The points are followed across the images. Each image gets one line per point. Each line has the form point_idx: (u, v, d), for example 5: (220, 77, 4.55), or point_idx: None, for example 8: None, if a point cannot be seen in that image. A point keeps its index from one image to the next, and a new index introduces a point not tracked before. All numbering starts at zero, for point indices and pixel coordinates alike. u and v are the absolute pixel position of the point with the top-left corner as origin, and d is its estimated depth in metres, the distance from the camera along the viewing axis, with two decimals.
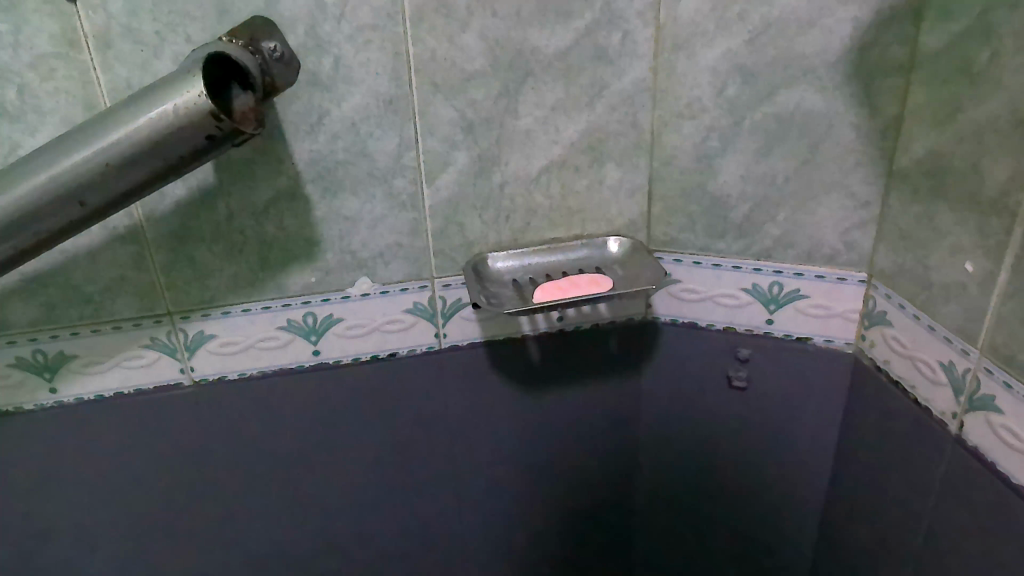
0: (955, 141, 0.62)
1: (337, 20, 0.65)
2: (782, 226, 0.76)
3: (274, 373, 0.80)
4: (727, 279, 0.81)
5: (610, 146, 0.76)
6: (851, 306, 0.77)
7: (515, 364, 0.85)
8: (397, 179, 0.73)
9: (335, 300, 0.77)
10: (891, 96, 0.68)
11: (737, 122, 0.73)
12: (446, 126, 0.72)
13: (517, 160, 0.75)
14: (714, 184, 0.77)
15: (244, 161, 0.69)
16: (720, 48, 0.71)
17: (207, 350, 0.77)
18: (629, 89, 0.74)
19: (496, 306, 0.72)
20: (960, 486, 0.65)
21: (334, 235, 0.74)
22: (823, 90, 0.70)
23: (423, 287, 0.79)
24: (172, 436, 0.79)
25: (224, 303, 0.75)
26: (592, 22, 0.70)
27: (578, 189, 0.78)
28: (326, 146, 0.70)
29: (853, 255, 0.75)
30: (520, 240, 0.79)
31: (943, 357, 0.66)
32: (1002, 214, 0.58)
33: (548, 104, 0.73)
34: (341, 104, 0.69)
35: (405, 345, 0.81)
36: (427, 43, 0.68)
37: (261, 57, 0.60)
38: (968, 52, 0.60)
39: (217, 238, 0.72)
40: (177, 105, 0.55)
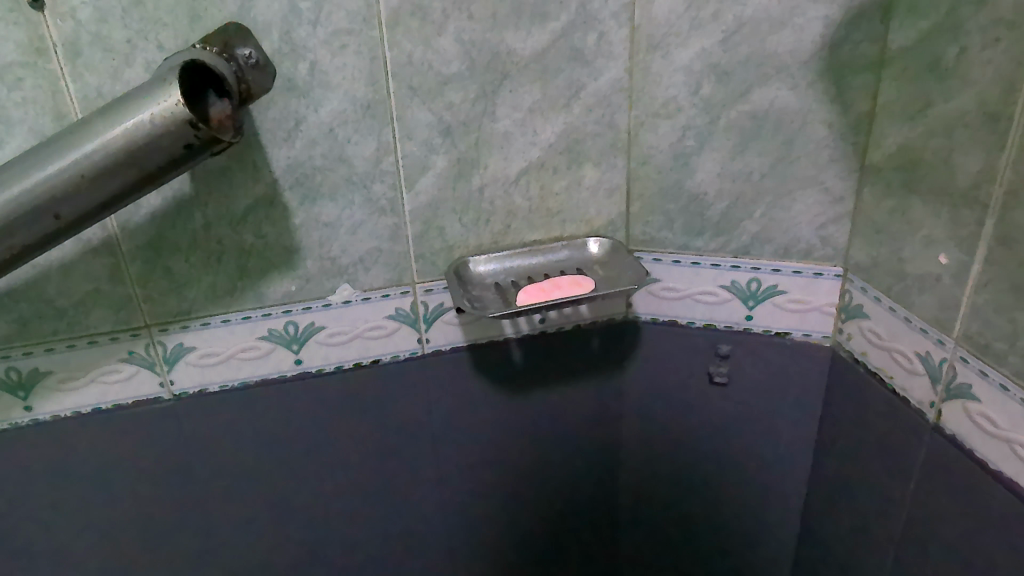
0: (926, 135, 0.63)
1: (312, 25, 0.65)
2: (759, 222, 0.77)
3: (255, 384, 0.79)
4: (706, 276, 0.81)
5: (588, 146, 0.77)
6: (827, 300, 0.78)
7: (498, 367, 0.85)
8: (377, 185, 0.73)
9: (316, 308, 0.77)
10: (862, 92, 0.69)
11: (712, 121, 0.74)
12: (424, 130, 0.72)
13: (496, 162, 0.75)
14: (691, 182, 0.78)
15: (220, 169, 0.68)
16: (694, 48, 0.71)
17: (186, 363, 0.76)
18: (605, 90, 0.74)
19: (479, 309, 0.72)
20: (940, 473, 0.66)
21: (313, 241, 0.74)
22: (795, 88, 0.71)
23: (404, 292, 0.78)
24: (152, 451, 0.78)
25: (203, 313, 0.74)
26: (567, 23, 0.71)
27: (557, 190, 0.78)
28: (303, 153, 0.69)
29: (828, 250, 0.76)
30: (500, 242, 0.79)
31: (918, 347, 0.67)
32: (973, 206, 0.60)
33: (525, 106, 0.73)
34: (318, 110, 0.68)
35: (387, 351, 0.81)
36: (404, 47, 0.68)
37: (236, 63, 0.61)
38: (937, 49, 0.61)
39: (194, 247, 0.71)
40: (154, 114, 0.54)
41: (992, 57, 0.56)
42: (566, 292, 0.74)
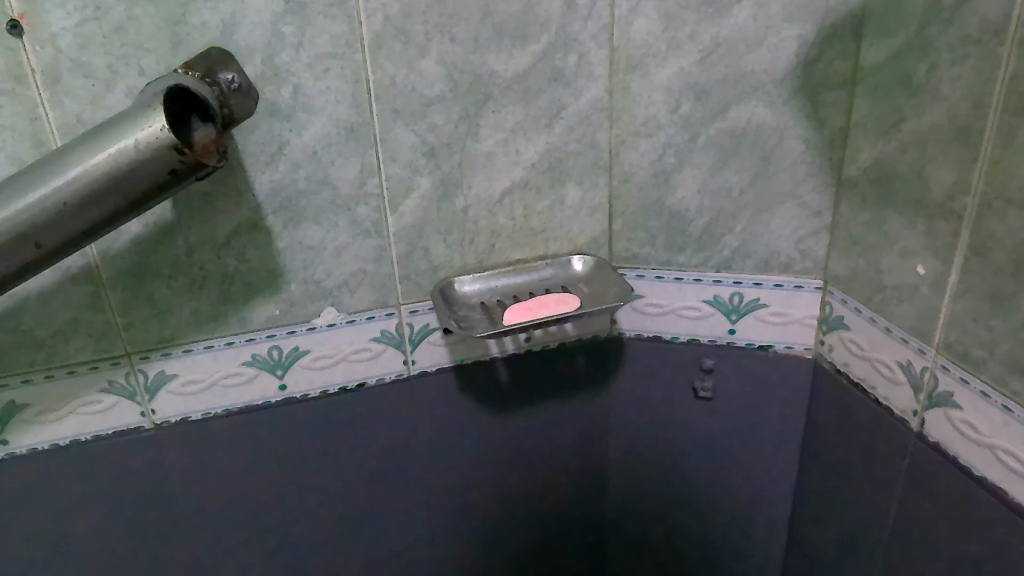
0: (899, 149, 0.65)
1: (295, 49, 0.66)
2: (740, 237, 0.78)
3: (239, 410, 0.78)
4: (688, 291, 0.82)
5: (570, 165, 0.77)
6: (808, 312, 0.79)
7: (484, 387, 0.85)
8: (361, 207, 0.73)
9: (300, 332, 0.76)
10: (836, 109, 0.71)
11: (691, 138, 0.75)
12: (408, 151, 0.72)
13: (479, 183, 0.75)
14: (672, 199, 0.78)
15: (203, 194, 0.68)
16: (672, 68, 0.73)
17: (167, 391, 0.75)
18: (586, 110, 0.75)
19: (466, 330, 0.71)
20: (925, 480, 0.68)
21: (297, 264, 0.73)
22: (771, 105, 0.72)
23: (390, 313, 0.78)
24: (134, 483, 0.77)
25: (185, 340, 0.73)
26: (547, 45, 0.72)
27: (540, 209, 0.78)
28: (286, 176, 0.70)
29: (808, 263, 0.77)
30: (484, 262, 0.79)
31: (900, 357, 0.68)
32: (948, 217, 0.61)
33: (507, 126, 0.74)
34: (301, 133, 0.69)
35: (373, 374, 0.80)
36: (387, 70, 0.69)
37: (218, 88, 0.61)
38: (907, 66, 0.63)
39: (177, 272, 0.70)
40: (138, 139, 0.54)
41: (960, 72, 0.58)
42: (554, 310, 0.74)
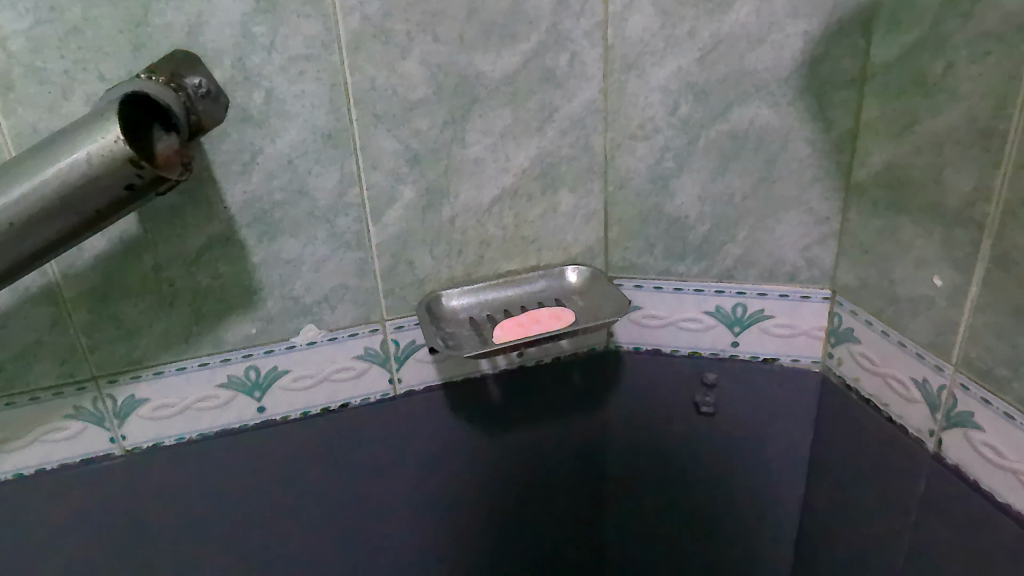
0: (913, 153, 0.61)
1: (266, 51, 0.61)
2: (743, 245, 0.74)
3: (215, 434, 0.73)
4: (689, 303, 0.78)
5: (563, 170, 0.72)
6: (815, 323, 0.75)
7: (476, 406, 0.81)
8: (340, 218, 0.68)
9: (279, 351, 0.72)
10: (845, 109, 0.67)
11: (691, 142, 0.70)
12: (390, 159, 0.67)
13: (467, 191, 0.70)
14: (671, 206, 0.73)
15: (172, 207, 0.64)
16: (670, 67, 0.68)
17: (138, 416, 0.71)
18: (580, 112, 0.70)
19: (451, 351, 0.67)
20: (942, 504, 0.64)
21: (274, 280, 0.69)
22: (776, 106, 0.68)
23: (374, 330, 0.73)
24: (106, 512, 0.72)
25: (155, 362, 0.69)
26: (537, 44, 0.67)
27: (532, 218, 0.73)
28: (260, 187, 0.65)
29: (815, 272, 0.73)
30: (473, 274, 0.74)
31: (915, 373, 0.65)
32: (968, 226, 0.57)
33: (496, 131, 0.69)
34: (275, 141, 0.64)
35: (357, 394, 0.76)
36: (366, 72, 0.64)
37: (185, 94, 0.57)
38: (922, 64, 0.59)
39: (145, 291, 0.66)
40: (90, 153, 0.49)
41: (981, 71, 0.54)
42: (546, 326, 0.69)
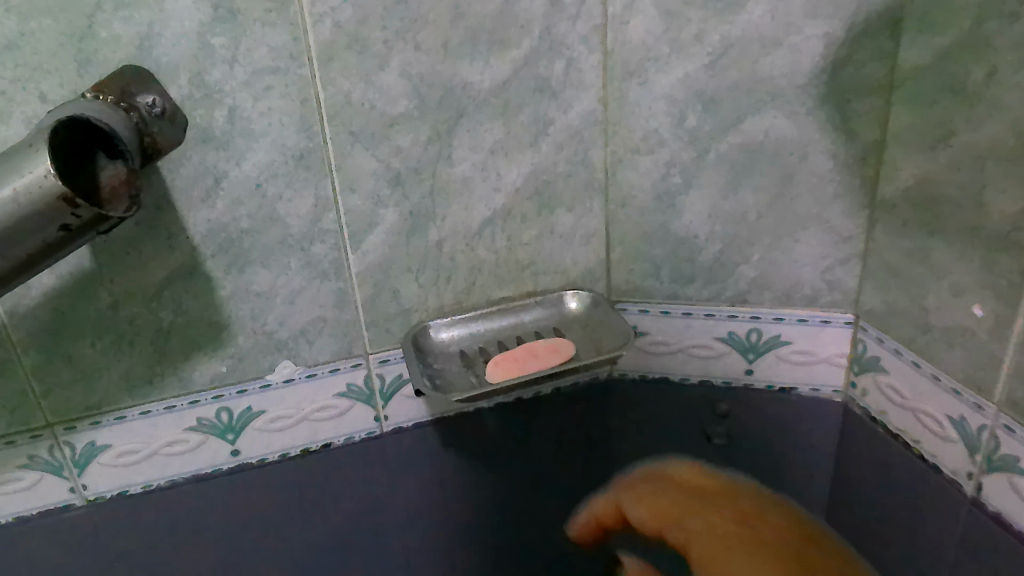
0: (950, 168, 0.55)
1: (227, 64, 0.55)
2: (757, 267, 0.68)
3: (186, 481, 0.67)
4: (699, 329, 0.71)
5: (560, 188, 0.66)
6: (836, 350, 0.69)
7: (470, 442, 0.75)
8: (316, 246, 0.62)
9: (252, 391, 0.66)
10: (870, 118, 0.60)
11: (700, 155, 0.64)
12: (369, 180, 0.61)
13: (455, 213, 0.64)
14: (679, 225, 0.67)
15: (127, 238, 0.58)
16: (676, 74, 0.61)
17: (100, 464, 0.65)
18: (577, 124, 0.64)
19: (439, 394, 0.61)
20: (983, 555, 0.58)
21: (245, 314, 0.63)
22: (794, 115, 0.61)
23: (356, 364, 0.67)
24: (69, 566, 0.67)
25: (116, 407, 0.63)
26: (530, 51, 0.60)
27: (527, 240, 0.67)
28: (226, 214, 0.59)
29: (836, 295, 0.67)
30: (464, 302, 0.68)
31: (951, 411, 0.59)
32: (1013, 252, 0.51)
33: (485, 147, 0.62)
34: (241, 163, 0.58)
35: (339, 433, 0.70)
36: (340, 86, 0.58)
37: (137, 114, 0.52)
38: (960, 69, 0.53)
39: (101, 330, 0.60)
40: (16, 190, 0.43)
41: None
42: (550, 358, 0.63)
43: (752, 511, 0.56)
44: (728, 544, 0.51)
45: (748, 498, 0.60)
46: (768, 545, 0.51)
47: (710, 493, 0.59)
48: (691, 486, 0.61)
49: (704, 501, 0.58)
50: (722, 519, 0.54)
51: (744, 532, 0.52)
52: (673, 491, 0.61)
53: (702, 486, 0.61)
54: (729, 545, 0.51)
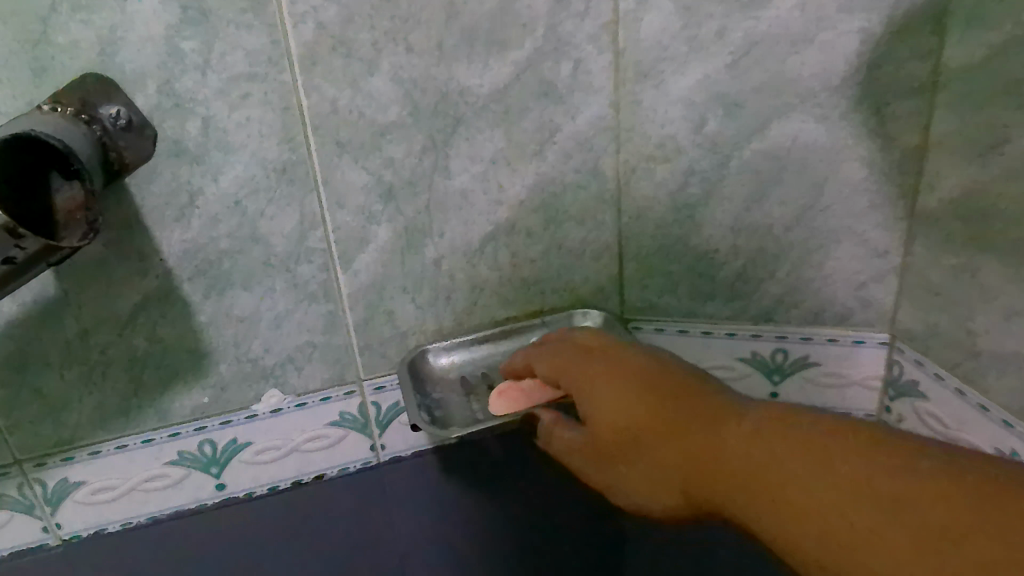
0: (1002, 178, 0.49)
1: (199, 71, 0.50)
2: (783, 283, 0.62)
3: (168, 517, 0.63)
4: (720, 349, 0.66)
5: (569, 200, 0.60)
6: (870, 373, 0.64)
7: (471, 475, 0.69)
8: (302, 266, 0.57)
9: (237, 422, 0.61)
10: (910, 122, 0.55)
11: (722, 163, 0.58)
12: (359, 194, 0.56)
13: (453, 228, 0.59)
14: (698, 238, 0.62)
15: (95, 261, 0.53)
16: (695, 75, 0.56)
17: (74, 501, 0.61)
18: (586, 130, 0.58)
19: (439, 430, 0.56)
20: None
21: (226, 341, 0.58)
22: (824, 120, 0.56)
23: (349, 392, 0.63)
24: None
25: (90, 441, 0.59)
26: (533, 51, 0.55)
27: (533, 256, 0.62)
28: (202, 234, 0.54)
29: (870, 313, 0.62)
30: (465, 324, 0.63)
31: (1002, 445, 0.53)
32: None
33: (486, 157, 0.57)
34: (218, 179, 0.53)
35: (333, 464, 0.65)
36: (325, 93, 0.52)
37: (99, 127, 0.48)
38: (1014, 69, 0.47)
39: (71, 360, 0.55)
40: None
41: None
42: (559, 357, 0.56)
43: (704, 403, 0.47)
44: (678, 422, 0.47)
45: (686, 381, 0.49)
46: (756, 431, 0.43)
47: (644, 380, 0.50)
48: (610, 359, 0.53)
49: (639, 385, 0.49)
50: (662, 403, 0.48)
51: (724, 440, 0.44)
52: (599, 376, 0.52)
53: (639, 362, 0.51)
54: (714, 448, 0.44)
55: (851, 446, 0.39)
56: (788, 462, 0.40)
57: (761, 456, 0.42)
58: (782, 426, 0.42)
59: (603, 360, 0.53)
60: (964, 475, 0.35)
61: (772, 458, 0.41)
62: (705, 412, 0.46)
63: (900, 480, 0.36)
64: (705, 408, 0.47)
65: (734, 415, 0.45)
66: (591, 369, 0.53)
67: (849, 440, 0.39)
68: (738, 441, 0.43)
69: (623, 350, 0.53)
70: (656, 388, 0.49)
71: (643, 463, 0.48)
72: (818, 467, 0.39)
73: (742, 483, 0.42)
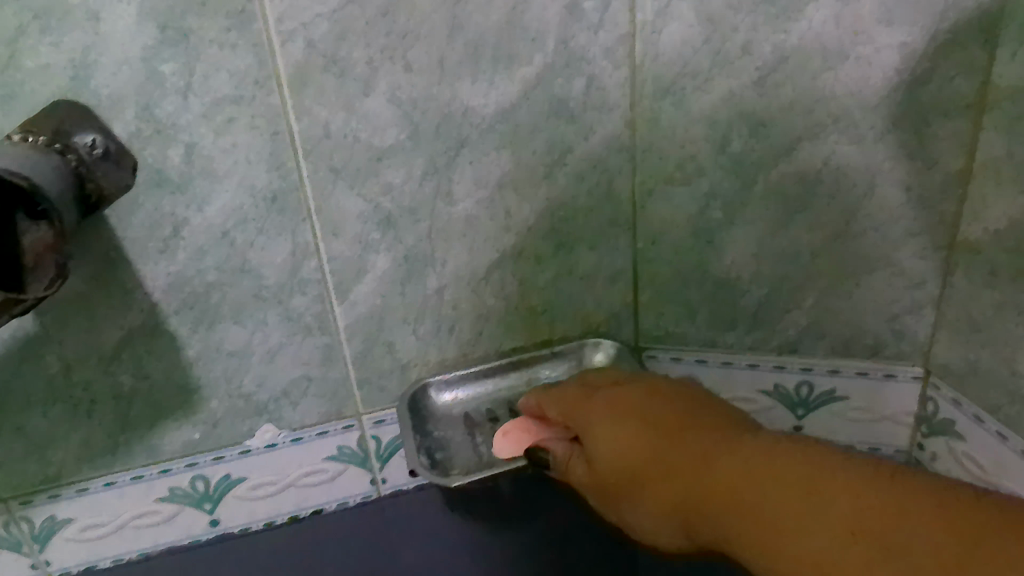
0: None
1: (180, 94, 0.46)
2: (810, 313, 0.58)
3: (161, 553, 0.61)
4: (741, 380, 0.62)
5: (581, 224, 0.56)
6: (902, 408, 0.60)
7: (481, 509, 0.65)
8: (296, 297, 0.54)
9: (231, 457, 0.58)
10: (954, 144, 0.50)
11: (746, 186, 0.54)
12: (355, 223, 0.52)
13: (457, 256, 0.55)
14: (719, 265, 0.57)
15: (75, 296, 0.49)
16: (720, 92, 0.51)
17: (63, 539, 0.58)
18: (600, 152, 0.54)
19: (442, 477, 0.54)
20: None
21: (217, 375, 0.55)
22: (860, 141, 0.51)
23: (348, 426, 0.60)
24: None
25: (76, 479, 0.56)
26: (543, 68, 0.50)
27: (542, 284, 0.58)
28: (189, 266, 0.50)
29: (904, 346, 0.57)
30: (470, 354, 0.60)
31: None
32: None
33: (491, 181, 0.53)
34: (204, 209, 0.49)
35: (332, 498, 0.63)
36: (316, 115, 0.48)
37: (76, 156, 0.43)
38: None
39: (53, 399, 0.52)
40: None
41: None
42: (570, 395, 0.53)
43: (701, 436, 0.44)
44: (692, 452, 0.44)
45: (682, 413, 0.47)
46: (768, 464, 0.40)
47: (639, 415, 0.48)
48: (606, 393, 0.51)
49: (634, 424, 0.47)
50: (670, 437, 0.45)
51: (718, 479, 0.42)
52: (596, 415, 0.50)
53: (633, 396, 0.50)
54: (715, 489, 0.41)
55: (849, 488, 0.37)
56: (789, 508, 0.38)
57: (760, 497, 0.39)
58: (778, 461, 0.40)
59: (600, 394, 0.51)
60: (975, 522, 0.34)
61: (775, 499, 0.39)
62: (699, 446, 0.44)
63: (909, 529, 0.35)
64: (700, 442, 0.44)
65: (731, 446, 0.43)
66: (587, 407, 0.51)
67: (850, 480, 0.37)
68: (732, 475, 0.41)
69: (625, 385, 0.51)
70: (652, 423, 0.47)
71: (646, 497, 0.45)
72: (829, 508, 0.37)
73: (740, 520, 0.40)
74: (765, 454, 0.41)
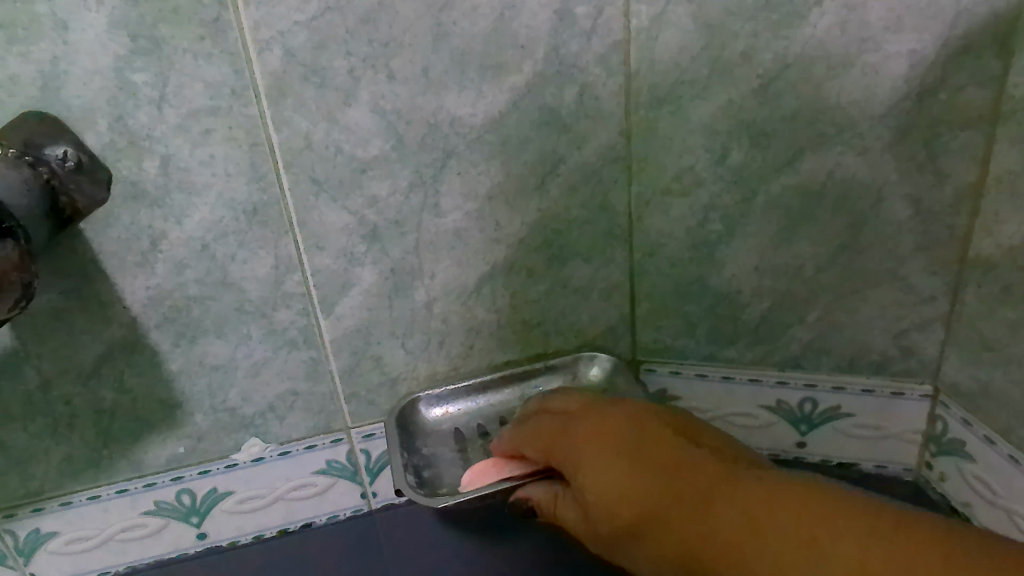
0: None
1: (154, 105, 0.44)
2: (813, 328, 0.56)
3: (148, 566, 0.60)
4: (742, 395, 0.60)
5: (574, 236, 0.54)
6: (910, 426, 0.57)
7: (474, 525, 0.63)
8: (280, 311, 0.52)
9: (217, 471, 0.57)
10: (965, 156, 0.47)
11: (746, 198, 0.52)
12: (340, 236, 0.50)
13: (446, 269, 0.53)
14: (718, 278, 0.55)
15: (51, 310, 0.48)
16: (718, 100, 0.49)
17: (47, 551, 0.57)
18: (594, 162, 0.52)
19: (426, 497, 0.52)
20: None
21: (201, 390, 0.53)
22: (866, 152, 0.49)
23: (337, 440, 0.58)
24: None
25: (59, 493, 0.55)
26: (534, 75, 0.48)
27: (535, 296, 0.56)
28: (168, 280, 0.49)
29: (911, 363, 0.55)
30: (461, 368, 0.58)
31: None
32: None
33: (480, 192, 0.51)
34: (182, 221, 0.48)
35: (322, 512, 0.62)
36: (297, 126, 0.47)
37: (47, 169, 0.41)
38: None
39: (33, 414, 0.51)
40: None
41: None
42: (547, 431, 0.49)
43: (703, 476, 0.40)
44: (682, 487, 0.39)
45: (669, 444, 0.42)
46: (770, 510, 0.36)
47: (624, 447, 0.43)
48: (591, 422, 0.46)
49: (624, 458, 0.42)
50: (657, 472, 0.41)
51: (726, 528, 0.37)
52: (582, 451, 0.44)
53: (622, 425, 0.44)
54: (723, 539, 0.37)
55: (873, 532, 0.34)
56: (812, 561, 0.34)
57: (775, 547, 0.35)
58: (791, 510, 0.36)
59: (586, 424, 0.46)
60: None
61: (793, 550, 0.35)
62: (701, 489, 0.39)
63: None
64: (704, 483, 0.39)
65: (730, 489, 0.38)
66: (571, 439, 0.46)
67: (875, 526, 0.34)
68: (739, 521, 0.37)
69: (605, 410, 0.47)
70: (642, 458, 0.41)
71: (641, 548, 0.40)
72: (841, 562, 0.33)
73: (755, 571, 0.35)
74: (774, 500, 0.37)
